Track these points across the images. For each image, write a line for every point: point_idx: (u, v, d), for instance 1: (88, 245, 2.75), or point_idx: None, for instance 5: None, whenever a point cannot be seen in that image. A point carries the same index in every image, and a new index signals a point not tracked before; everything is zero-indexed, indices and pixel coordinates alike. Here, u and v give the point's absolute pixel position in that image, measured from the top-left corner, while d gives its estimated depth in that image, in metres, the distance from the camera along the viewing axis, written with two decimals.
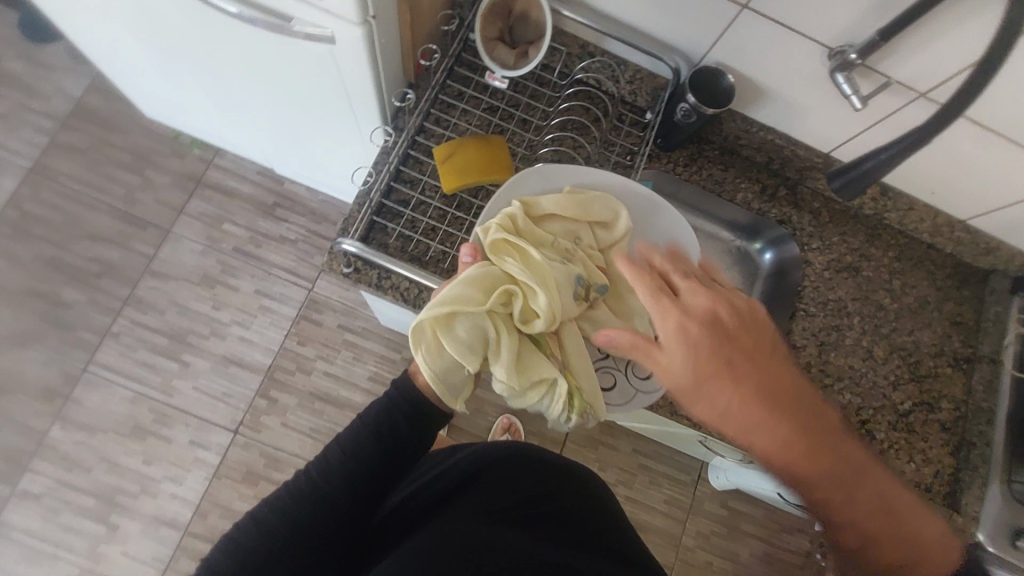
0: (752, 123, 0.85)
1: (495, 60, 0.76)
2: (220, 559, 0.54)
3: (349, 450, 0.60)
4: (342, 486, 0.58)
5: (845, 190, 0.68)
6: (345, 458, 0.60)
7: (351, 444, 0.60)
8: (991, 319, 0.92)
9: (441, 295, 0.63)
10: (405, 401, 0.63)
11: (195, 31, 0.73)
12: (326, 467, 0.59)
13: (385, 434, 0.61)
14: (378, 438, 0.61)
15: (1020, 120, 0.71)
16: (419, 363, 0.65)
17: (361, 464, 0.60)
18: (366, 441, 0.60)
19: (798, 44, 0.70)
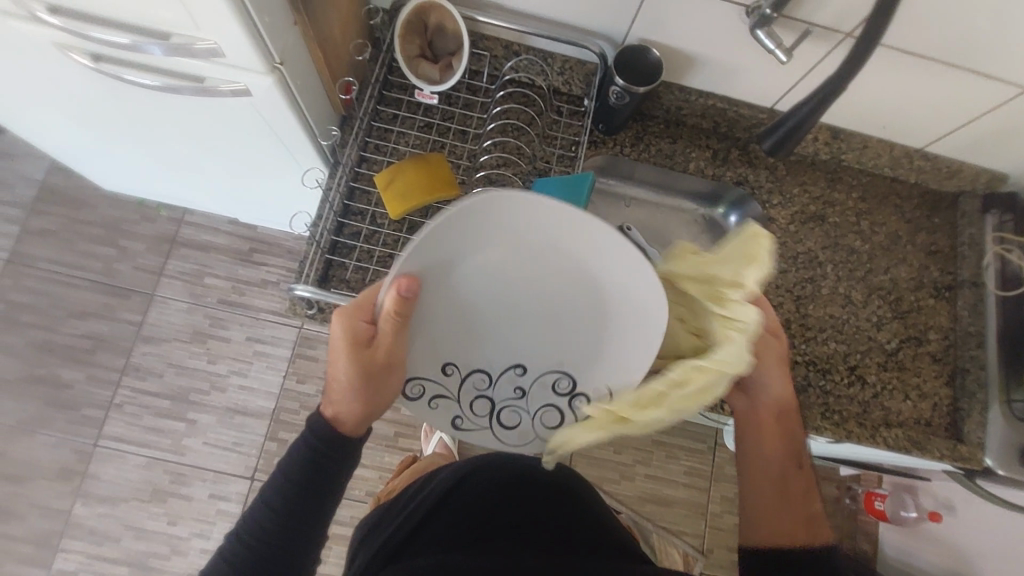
0: (690, 92, 0.84)
1: (420, 78, 0.76)
2: None
3: (275, 508, 0.60)
4: (278, 543, 0.60)
5: (778, 147, 0.70)
6: (276, 513, 0.60)
7: (277, 501, 0.60)
8: (967, 242, 0.91)
9: (352, 339, 0.57)
10: (324, 442, 0.61)
11: (118, 105, 0.73)
12: (261, 524, 0.60)
13: (309, 480, 0.60)
14: (303, 488, 0.60)
15: (955, 42, 0.69)
16: (332, 402, 0.61)
17: (290, 518, 0.60)
18: (289, 496, 0.60)
19: (714, 7, 0.69)
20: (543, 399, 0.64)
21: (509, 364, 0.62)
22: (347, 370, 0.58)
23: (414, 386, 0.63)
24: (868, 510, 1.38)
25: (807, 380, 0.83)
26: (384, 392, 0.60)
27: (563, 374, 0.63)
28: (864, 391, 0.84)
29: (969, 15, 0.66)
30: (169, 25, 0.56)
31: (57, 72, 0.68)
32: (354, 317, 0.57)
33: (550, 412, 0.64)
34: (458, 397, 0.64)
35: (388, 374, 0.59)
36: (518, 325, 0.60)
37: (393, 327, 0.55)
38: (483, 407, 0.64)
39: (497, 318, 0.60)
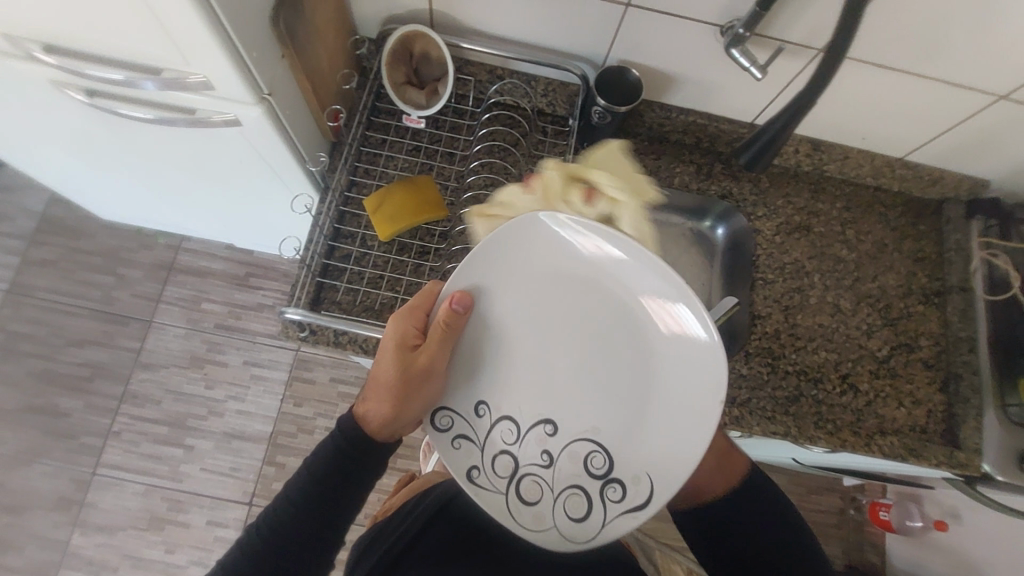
0: (672, 109, 0.86)
1: (408, 103, 0.78)
2: None
3: (295, 500, 0.59)
4: (293, 541, 0.58)
5: (756, 160, 0.75)
6: (302, 504, 0.59)
7: (295, 494, 0.59)
8: (953, 247, 0.91)
9: (401, 335, 0.60)
10: (352, 443, 0.61)
11: (113, 137, 0.75)
12: (283, 515, 0.58)
13: (335, 478, 0.60)
14: (325, 486, 0.59)
15: (925, 56, 0.71)
16: (366, 402, 0.62)
17: (316, 511, 0.59)
18: (314, 492, 0.59)
19: (689, 28, 0.71)
20: (571, 475, 0.60)
21: (540, 418, 0.62)
22: (391, 366, 0.59)
23: (442, 416, 0.62)
24: (874, 521, 1.38)
25: (799, 389, 0.83)
26: (417, 404, 0.60)
27: (597, 448, 0.61)
28: (857, 399, 0.84)
29: (936, 30, 0.68)
30: (160, 60, 0.58)
31: (53, 107, 0.70)
32: (409, 318, 0.61)
33: (574, 494, 0.59)
34: (481, 445, 0.61)
35: (431, 382, 0.60)
36: (556, 376, 0.62)
37: (447, 327, 0.59)
38: (502, 459, 0.61)
39: (537, 366, 0.62)
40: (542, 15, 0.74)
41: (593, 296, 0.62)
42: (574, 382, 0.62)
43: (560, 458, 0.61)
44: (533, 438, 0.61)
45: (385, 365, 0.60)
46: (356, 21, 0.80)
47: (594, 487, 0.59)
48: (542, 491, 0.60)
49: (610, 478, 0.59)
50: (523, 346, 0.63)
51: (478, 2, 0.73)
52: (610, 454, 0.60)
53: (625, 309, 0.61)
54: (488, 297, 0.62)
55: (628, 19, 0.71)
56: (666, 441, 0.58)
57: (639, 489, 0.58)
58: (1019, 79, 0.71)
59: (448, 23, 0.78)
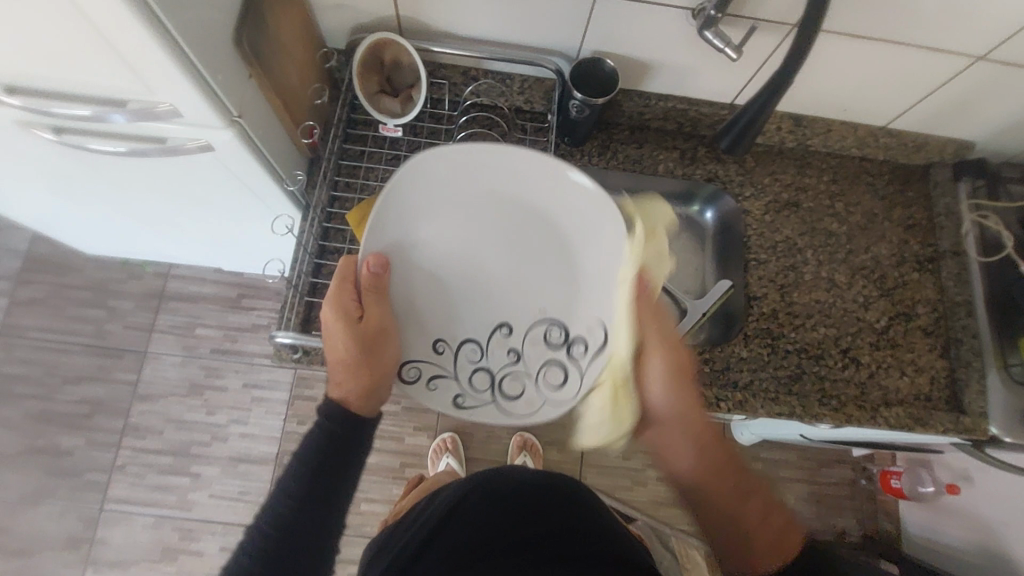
0: (650, 97, 0.85)
1: (383, 113, 0.77)
2: None
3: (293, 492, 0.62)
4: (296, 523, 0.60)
5: (738, 144, 0.75)
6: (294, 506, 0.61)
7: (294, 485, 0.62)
8: (943, 212, 0.91)
9: (342, 309, 0.66)
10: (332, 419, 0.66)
11: (84, 172, 0.74)
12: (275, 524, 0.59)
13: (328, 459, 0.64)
14: (316, 468, 0.63)
15: (901, 23, 0.70)
16: (336, 381, 0.68)
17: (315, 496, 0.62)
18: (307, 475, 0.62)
19: (661, 14, 0.70)
20: (545, 355, 0.70)
21: (497, 323, 0.71)
22: (345, 340, 0.66)
23: (410, 370, 0.69)
24: (885, 489, 1.34)
25: (800, 367, 0.82)
26: (382, 360, 0.68)
27: (551, 323, 0.71)
28: (860, 373, 0.83)
29: None
30: (125, 92, 0.57)
31: (21, 146, 0.69)
32: (350, 291, 0.67)
33: (552, 368, 0.70)
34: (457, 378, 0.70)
35: (385, 339, 0.68)
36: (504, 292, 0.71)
37: (376, 288, 0.66)
38: (474, 380, 0.70)
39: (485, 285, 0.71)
40: (509, 12, 0.72)
41: (500, 208, 0.71)
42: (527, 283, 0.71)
43: (526, 348, 0.71)
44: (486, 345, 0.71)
45: (344, 343, 0.66)
46: (324, 33, 0.78)
47: (564, 354, 0.70)
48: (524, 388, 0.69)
49: (572, 339, 0.70)
50: (467, 257, 0.71)
51: (446, 4, 0.72)
52: (565, 326, 0.71)
53: (516, 199, 0.71)
54: (397, 252, 0.69)
55: (598, 8, 0.70)
56: (602, 280, 0.70)
57: (597, 333, 0.70)
58: (995, 39, 0.71)
59: (417, 28, 0.77)
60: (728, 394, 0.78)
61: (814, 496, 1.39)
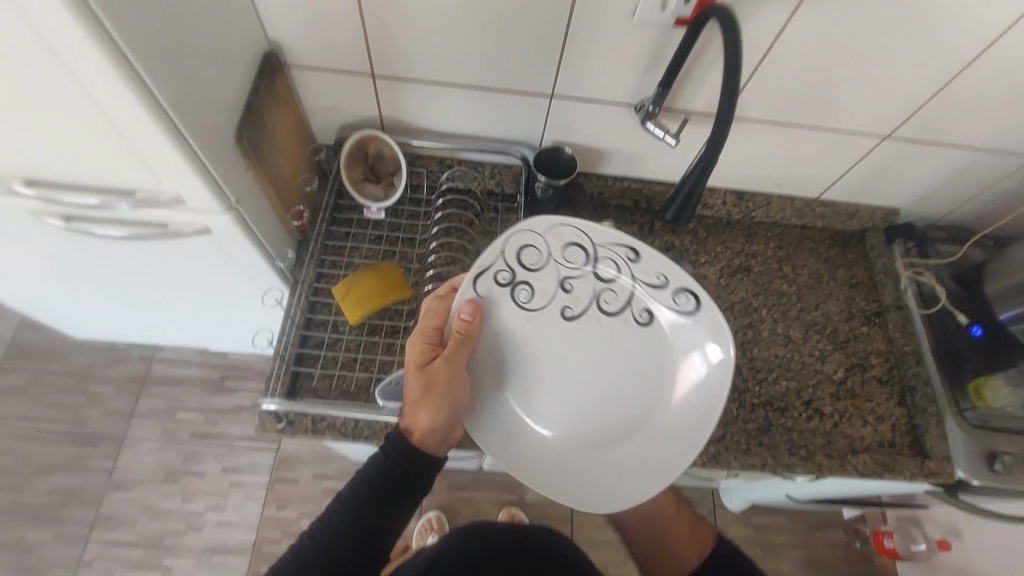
0: (608, 178, 0.95)
1: (367, 198, 0.86)
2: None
3: (349, 508, 0.59)
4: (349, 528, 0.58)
5: (682, 213, 0.82)
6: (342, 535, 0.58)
7: (351, 502, 0.60)
8: (882, 270, 1.00)
9: (414, 360, 0.65)
10: (401, 455, 0.62)
11: (87, 256, 0.79)
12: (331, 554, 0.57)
13: (388, 489, 0.61)
14: (376, 490, 0.60)
15: (812, 111, 0.82)
16: (406, 420, 0.64)
17: (380, 508, 0.60)
18: (366, 494, 0.60)
19: (607, 110, 0.81)
20: (538, 277, 0.73)
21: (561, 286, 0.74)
22: (414, 383, 0.63)
23: (687, 297, 0.71)
24: (880, 552, 1.32)
25: (768, 420, 0.86)
26: (450, 397, 0.65)
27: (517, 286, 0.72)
28: (825, 423, 0.87)
29: (815, 90, 0.79)
30: (135, 183, 0.64)
31: (31, 234, 0.75)
32: (411, 359, 0.65)
33: (573, 250, 0.73)
34: (552, 229, 0.72)
35: (455, 384, 0.65)
36: (570, 372, 0.73)
37: (461, 335, 0.66)
38: (629, 288, 0.74)
39: (536, 399, 0.72)
40: (476, 110, 0.83)
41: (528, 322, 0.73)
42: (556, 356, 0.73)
43: (553, 301, 0.73)
44: (489, 266, 0.71)
45: (414, 386, 0.63)
46: (315, 131, 0.89)
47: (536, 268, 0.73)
48: (586, 249, 0.73)
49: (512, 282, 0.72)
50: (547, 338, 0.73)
51: (423, 105, 0.83)
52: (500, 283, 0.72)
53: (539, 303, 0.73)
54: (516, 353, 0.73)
55: (554, 105, 0.81)
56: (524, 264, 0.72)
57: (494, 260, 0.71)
58: (892, 122, 0.83)
59: (398, 126, 0.88)
60: (701, 447, 0.82)
61: (811, 565, 1.36)
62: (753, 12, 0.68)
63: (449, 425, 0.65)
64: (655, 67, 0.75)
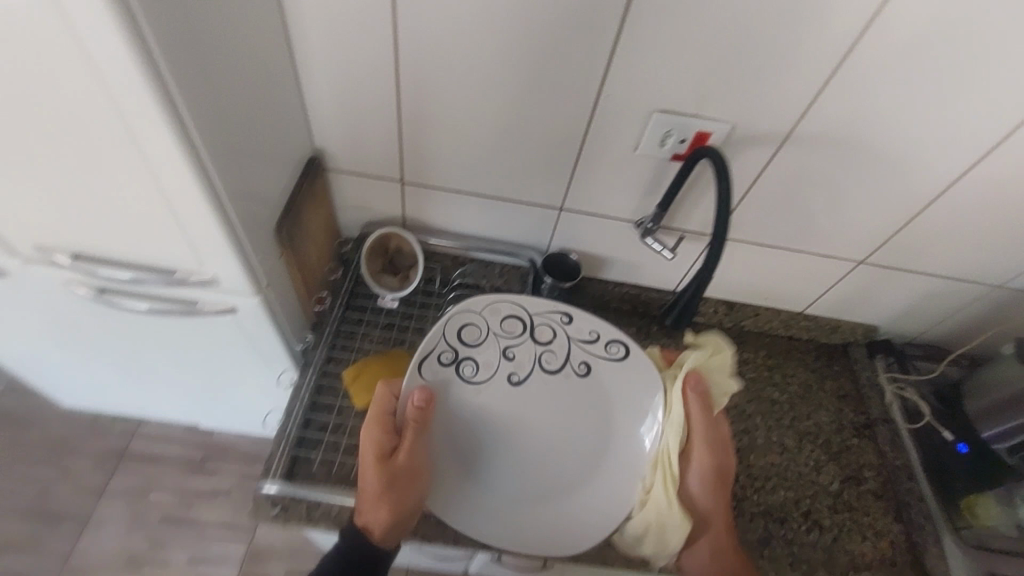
0: (608, 282, 1.02)
1: (383, 288, 0.91)
2: None
3: None
4: None
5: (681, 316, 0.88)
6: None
7: None
8: (867, 383, 1.04)
9: (376, 452, 0.69)
10: (356, 548, 0.68)
11: (106, 327, 0.82)
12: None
13: None
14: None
15: (793, 236, 0.91)
16: (365, 514, 0.69)
17: None
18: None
19: (611, 223, 0.90)
20: (479, 352, 0.79)
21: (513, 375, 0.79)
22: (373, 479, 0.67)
23: (619, 347, 0.80)
24: None
25: (767, 531, 0.86)
26: (406, 492, 0.69)
27: (465, 361, 0.78)
28: (824, 536, 0.87)
29: (795, 218, 0.88)
30: (174, 263, 0.69)
31: (59, 303, 0.78)
32: (370, 452, 0.69)
33: (513, 322, 0.80)
34: (489, 306, 0.80)
35: (411, 480, 0.69)
36: (544, 436, 0.77)
37: (416, 423, 0.69)
38: (567, 346, 0.81)
39: (517, 492, 0.75)
40: (491, 215, 0.92)
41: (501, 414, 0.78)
42: (506, 423, 0.78)
43: (501, 377, 0.79)
44: (430, 350, 0.76)
45: (370, 479, 0.68)
46: (341, 224, 0.96)
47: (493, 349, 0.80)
48: (525, 321, 0.80)
49: (465, 359, 0.78)
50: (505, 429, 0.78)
51: (444, 210, 0.92)
52: (465, 362, 0.78)
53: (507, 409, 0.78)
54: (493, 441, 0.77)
55: (563, 216, 0.90)
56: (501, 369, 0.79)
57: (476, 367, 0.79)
58: (866, 250, 0.92)
59: (418, 224, 0.95)
60: None
61: None
62: (740, 154, 0.79)
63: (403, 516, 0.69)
64: (654, 192, 0.85)
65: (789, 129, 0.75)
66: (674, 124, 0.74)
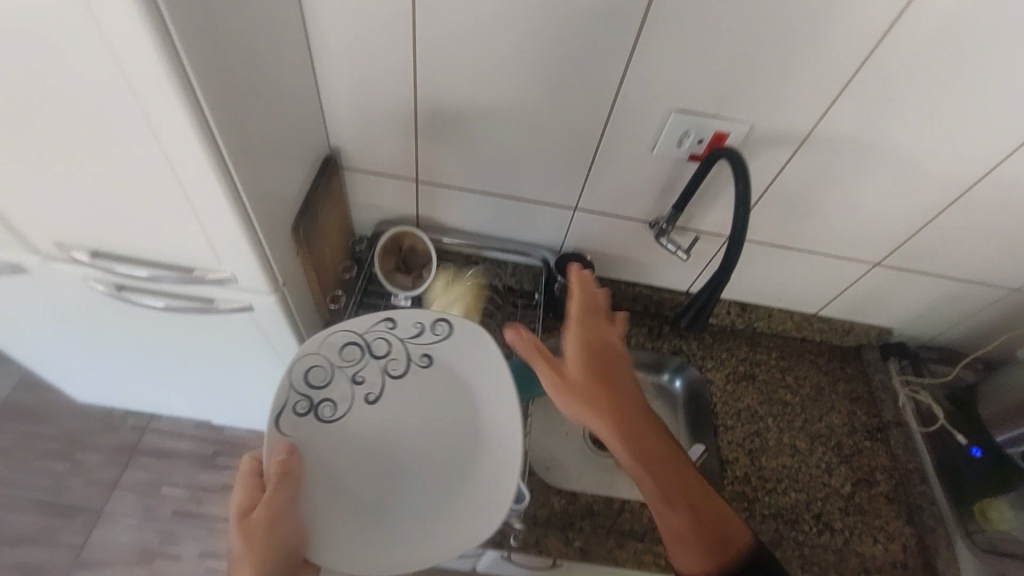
0: (620, 282, 1.02)
1: (396, 286, 0.91)
2: None
3: None
4: None
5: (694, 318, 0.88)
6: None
7: None
8: (880, 387, 1.03)
9: (238, 508, 0.59)
10: None
11: (123, 323, 0.82)
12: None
13: None
14: None
15: (808, 237, 0.90)
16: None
17: None
18: None
19: (625, 223, 0.90)
20: (333, 391, 0.71)
21: (323, 397, 0.70)
22: (236, 539, 0.56)
23: (443, 327, 0.73)
24: None
25: (779, 533, 0.86)
26: (284, 540, 0.59)
27: (312, 362, 0.71)
28: (835, 539, 0.86)
29: (811, 220, 0.87)
30: (192, 261, 0.69)
31: (77, 299, 0.78)
32: (241, 497, 0.60)
33: (380, 342, 0.73)
34: (325, 343, 0.71)
35: (279, 526, 0.59)
36: (416, 445, 0.71)
37: (285, 471, 0.61)
38: (404, 350, 0.73)
39: (377, 525, 0.67)
40: (504, 215, 0.92)
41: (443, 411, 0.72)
42: (400, 449, 0.70)
43: (382, 381, 0.72)
44: (284, 404, 0.68)
45: (234, 542, 0.56)
46: (355, 223, 0.96)
47: (375, 361, 0.72)
48: (361, 345, 0.72)
49: (380, 356, 0.73)
50: (409, 450, 0.70)
51: (458, 209, 0.92)
52: (313, 384, 0.70)
53: (417, 425, 0.71)
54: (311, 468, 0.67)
55: (578, 216, 0.90)
56: (391, 389, 0.72)
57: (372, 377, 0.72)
58: (881, 253, 0.91)
59: (432, 224, 0.95)
60: None
61: None
62: (757, 155, 0.78)
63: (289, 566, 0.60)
64: (670, 192, 0.84)
65: (806, 131, 0.74)
66: (691, 125, 0.74)
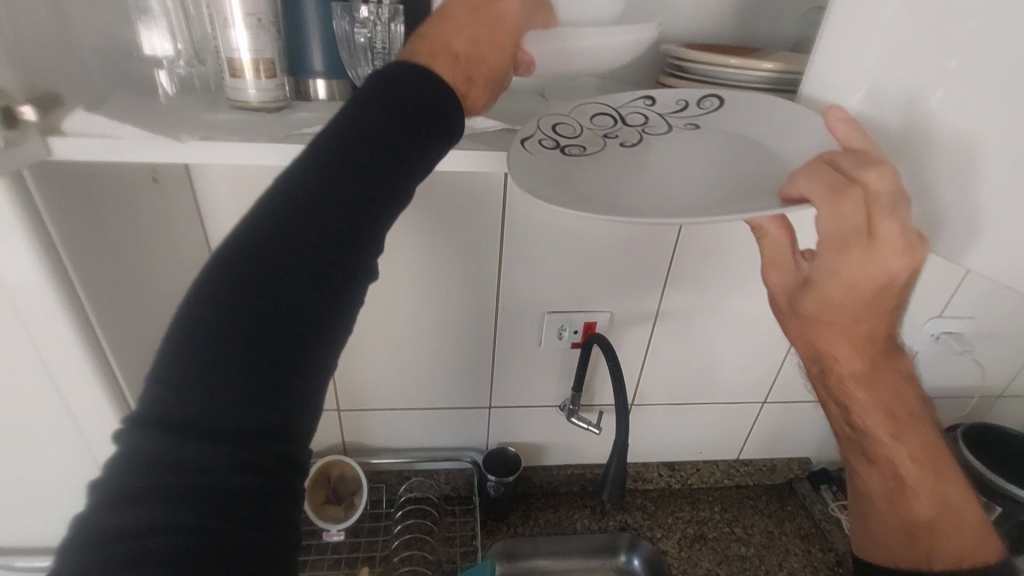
0: (551, 468, 1.06)
1: (328, 520, 0.89)
2: (140, 462, 0.35)
3: (209, 341, 0.36)
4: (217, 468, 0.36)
5: (606, 491, 0.91)
6: (263, 231, 0.38)
7: (186, 385, 0.36)
8: (823, 517, 1.06)
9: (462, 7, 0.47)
10: (262, 262, 0.37)
11: None
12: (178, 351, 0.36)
13: (258, 369, 0.37)
14: (237, 320, 0.37)
15: (700, 391, 1.02)
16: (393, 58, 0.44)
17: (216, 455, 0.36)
18: (218, 357, 0.36)
19: (539, 410, 0.98)
20: (581, 138, 0.55)
21: (629, 136, 0.56)
22: (445, 25, 0.46)
23: (713, 98, 0.56)
24: None
25: None
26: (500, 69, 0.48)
27: (604, 109, 0.57)
28: None
29: (695, 377, 1.00)
30: None
31: None
32: (462, 25, 0.46)
33: (635, 113, 0.58)
34: (576, 107, 0.57)
35: (484, 65, 0.47)
36: (674, 156, 0.53)
37: None
38: (667, 123, 0.56)
39: (616, 200, 0.48)
40: (426, 425, 0.98)
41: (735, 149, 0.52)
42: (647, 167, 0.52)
43: (681, 117, 0.57)
44: (529, 137, 0.53)
45: (457, 29, 0.46)
46: None
47: (687, 108, 0.57)
48: (642, 109, 0.58)
49: (646, 113, 0.57)
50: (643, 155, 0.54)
51: (382, 429, 0.97)
52: (630, 121, 0.57)
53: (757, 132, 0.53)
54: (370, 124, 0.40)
55: (493, 413, 0.98)
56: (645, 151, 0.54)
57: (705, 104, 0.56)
58: (764, 391, 1.03)
59: (359, 448, 0.98)
60: None
61: None
62: (627, 333, 0.93)
63: (466, 74, 0.46)
64: (567, 376, 0.96)
65: (656, 309, 0.91)
66: (563, 321, 0.89)
